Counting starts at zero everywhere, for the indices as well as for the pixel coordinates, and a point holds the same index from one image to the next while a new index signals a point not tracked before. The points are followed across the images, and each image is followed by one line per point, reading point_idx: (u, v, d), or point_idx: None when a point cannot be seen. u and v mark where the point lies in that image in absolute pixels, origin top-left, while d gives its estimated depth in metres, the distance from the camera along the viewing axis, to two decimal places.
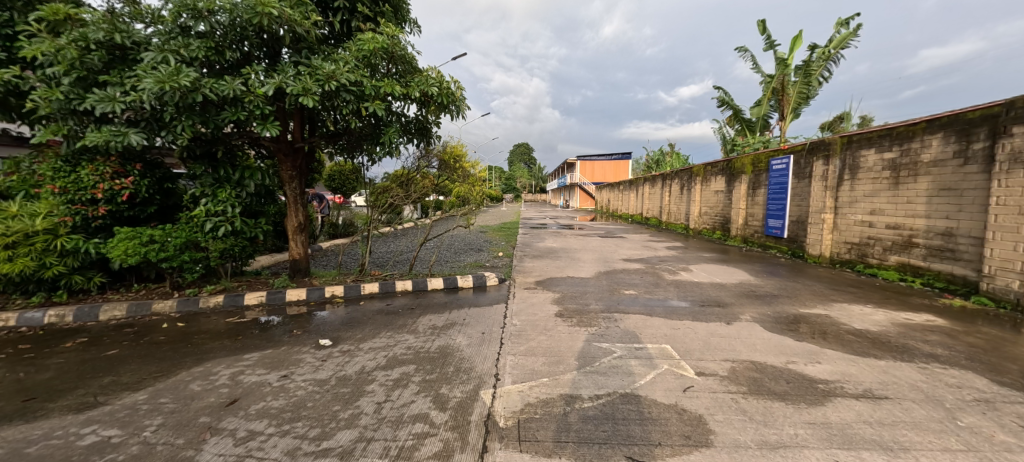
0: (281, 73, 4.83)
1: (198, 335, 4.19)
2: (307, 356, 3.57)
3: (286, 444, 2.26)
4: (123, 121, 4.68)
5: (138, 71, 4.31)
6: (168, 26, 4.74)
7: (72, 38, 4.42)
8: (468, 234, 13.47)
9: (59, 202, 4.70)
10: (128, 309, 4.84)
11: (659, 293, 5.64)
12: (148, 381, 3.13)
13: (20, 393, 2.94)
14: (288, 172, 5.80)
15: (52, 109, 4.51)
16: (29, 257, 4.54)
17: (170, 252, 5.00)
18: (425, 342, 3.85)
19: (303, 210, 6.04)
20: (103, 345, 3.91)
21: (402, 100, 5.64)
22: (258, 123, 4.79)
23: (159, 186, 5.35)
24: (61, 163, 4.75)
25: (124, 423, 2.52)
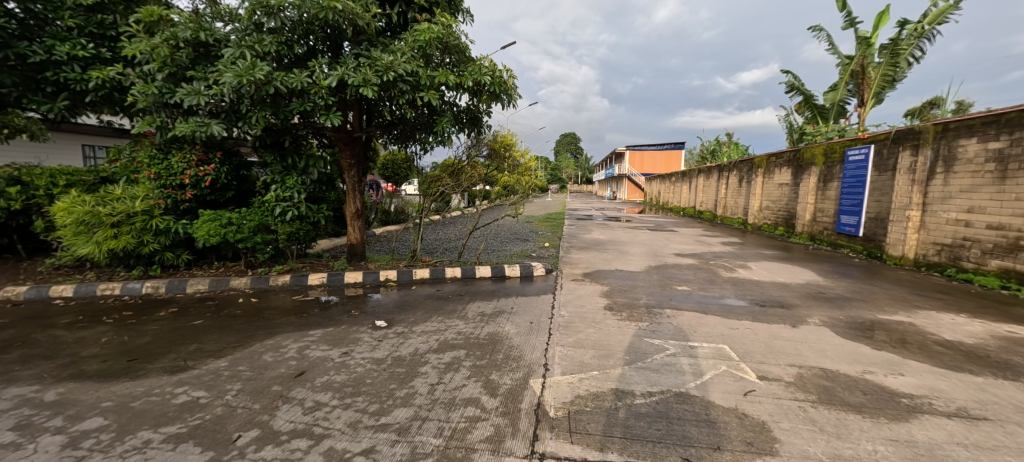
0: (343, 65, 5.05)
1: (268, 311, 4.55)
2: (364, 336, 3.77)
3: (349, 416, 2.41)
4: (206, 113, 5.10)
5: (220, 67, 4.68)
6: (244, 24, 5.09)
7: (164, 38, 4.87)
8: (514, 224, 13.54)
9: (154, 186, 5.25)
10: (210, 284, 5.35)
11: (715, 290, 5.40)
12: (228, 350, 3.44)
13: (125, 354, 3.34)
14: (348, 161, 6.10)
15: (148, 103, 5.00)
16: (130, 235, 5.13)
17: (245, 234, 5.42)
18: (475, 328, 3.94)
19: (360, 198, 6.34)
20: (190, 316, 4.35)
21: (455, 90, 5.74)
22: (322, 114, 5.04)
23: (235, 172, 5.82)
24: (155, 151, 5.28)
25: (209, 386, 2.80)
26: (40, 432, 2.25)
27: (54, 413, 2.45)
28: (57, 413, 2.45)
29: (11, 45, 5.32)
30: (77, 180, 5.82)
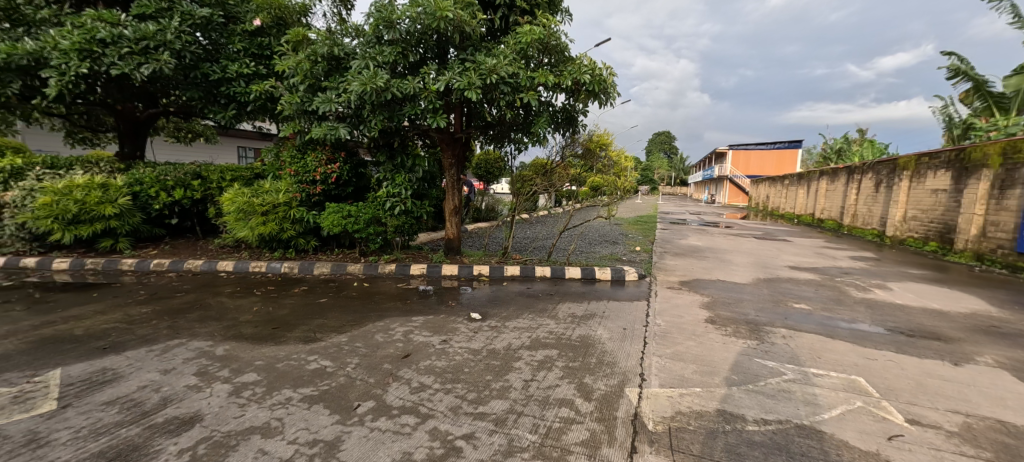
0: (450, 70, 5.34)
1: (378, 295, 5.02)
2: (461, 326, 3.97)
3: (450, 401, 2.56)
4: (335, 118, 5.77)
5: (348, 77, 5.26)
6: (368, 38, 5.67)
7: (306, 54, 5.62)
8: (604, 225, 13.20)
9: (293, 182, 6.10)
10: (331, 269, 6.06)
11: (842, 311, 4.71)
12: (346, 327, 3.88)
13: (269, 322, 3.94)
14: (449, 160, 6.46)
15: (292, 110, 5.81)
16: (274, 222, 6.01)
17: (361, 225, 6.03)
18: (566, 329, 3.93)
19: (458, 195, 6.68)
20: (317, 295, 4.98)
21: (554, 90, 5.76)
22: (430, 116, 5.41)
23: (355, 170, 6.50)
24: (295, 151, 6.13)
25: (334, 358, 3.18)
26: (214, 380, 2.75)
27: (222, 365, 2.98)
28: (224, 365, 2.98)
29: (198, 66, 6.56)
30: (238, 175, 6.98)
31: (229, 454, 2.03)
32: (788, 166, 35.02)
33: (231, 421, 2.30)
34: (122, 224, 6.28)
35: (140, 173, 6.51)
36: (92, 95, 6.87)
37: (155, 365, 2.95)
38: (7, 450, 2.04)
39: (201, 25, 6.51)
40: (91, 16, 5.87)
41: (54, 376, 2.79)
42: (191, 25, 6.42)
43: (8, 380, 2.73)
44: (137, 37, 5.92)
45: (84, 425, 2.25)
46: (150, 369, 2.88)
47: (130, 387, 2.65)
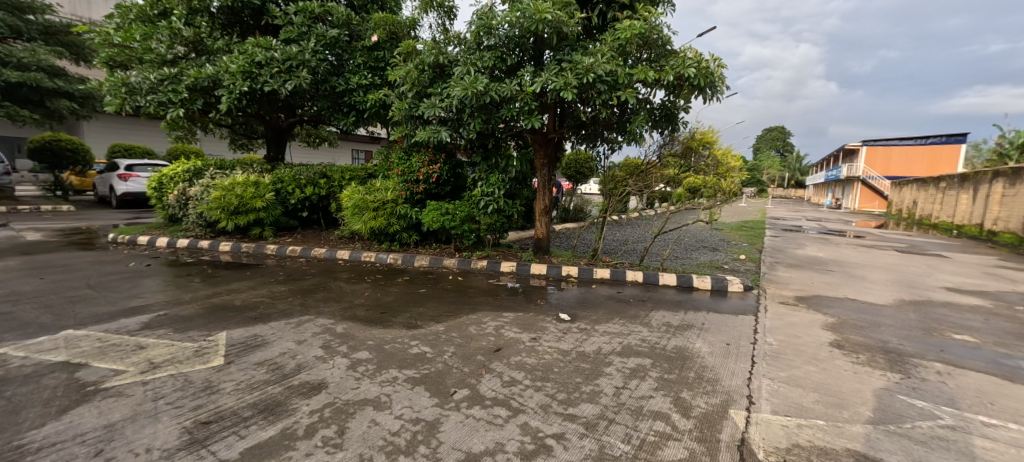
0: (546, 71, 5.36)
1: (471, 290, 5.26)
2: (550, 326, 3.99)
3: (541, 399, 2.60)
4: (438, 122, 6.15)
5: (451, 83, 5.57)
6: (469, 45, 5.94)
7: (415, 63, 6.07)
8: (703, 230, 12.28)
9: (400, 181, 6.63)
10: (429, 262, 6.48)
11: (1021, 348, 3.80)
12: (443, 317, 4.13)
13: (377, 307, 4.35)
14: (541, 160, 6.51)
15: (401, 116, 6.32)
16: (383, 218, 6.59)
17: (457, 222, 6.34)
18: (661, 339, 3.73)
19: (549, 195, 6.71)
20: (417, 285, 5.36)
21: (653, 86, 5.50)
22: (526, 118, 5.51)
23: (453, 171, 6.87)
24: (402, 153, 6.67)
25: (432, 345, 3.41)
26: (335, 354, 3.13)
27: (342, 341, 3.36)
28: (343, 342, 3.36)
29: (327, 80, 7.48)
30: (354, 175, 7.81)
31: (348, 421, 2.29)
32: (948, 167, 29.36)
33: (349, 391, 2.60)
34: (268, 215, 7.38)
35: (281, 173, 7.63)
36: (249, 109, 8.21)
37: (290, 336, 3.43)
38: (189, 393, 2.54)
39: (329, 43, 7.40)
40: (250, 43, 7.02)
41: (220, 337, 3.40)
42: (323, 45, 7.34)
43: (190, 337, 3.39)
44: (283, 58, 6.95)
45: (241, 380, 2.71)
46: (287, 339, 3.37)
47: (273, 352, 3.12)
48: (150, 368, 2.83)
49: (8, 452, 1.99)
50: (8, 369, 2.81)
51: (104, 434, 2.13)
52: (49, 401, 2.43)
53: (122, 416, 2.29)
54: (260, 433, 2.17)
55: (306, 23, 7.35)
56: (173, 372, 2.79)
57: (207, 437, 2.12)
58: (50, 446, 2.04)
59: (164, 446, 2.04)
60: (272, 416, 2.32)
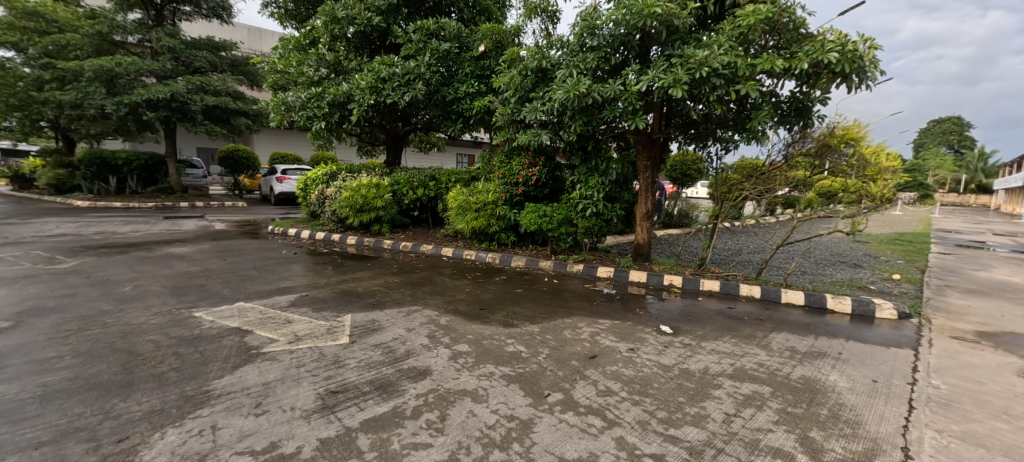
0: (653, 68, 5.06)
1: (566, 293, 5.18)
2: (650, 338, 3.75)
3: (638, 414, 2.44)
4: (539, 125, 6.19)
5: (553, 86, 5.55)
6: (572, 47, 5.87)
7: (518, 69, 6.18)
8: (838, 243, 10.58)
9: (501, 184, 6.81)
10: (526, 263, 6.54)
11: None
12: (538, 318, 4.12)
13: (477, 303, 4.50)
14: (644, 162, 6.17)
15: (504, 121, 6.47)
16: (483, 218, 6.82)
17: (555, 225, 6.29)
18: (783, 365, 3.27)
19: (652, 199, 6.33)
20: (514, 285, 5.44)
21: (780, 77, 4.87)
22: (629, 119, 5.27)
23: (551, 173, 6.87)
24: (504, 157, 6.84)
25: (528, 345, 3.41)
26: (438, 344, 3.31)
27: (445, 333, 3.54)
28: (446, 333, 3.54)
29: (439, 90, 8.01)
30: (459, 178, 8.27)
31: (450, 409, 2.39)
32: None
33: (451, 381, 2.71)
34: (385, 213, 8.12)
35: (398, 176, 8.37)
36: (373, 120, 9.16)
37: (402, 323, 3.72)
38: (321, 364, 2.89)
39: (442, 56, 7.89)
40: (377, 61, 7.81)
41: (346, 319, 3.82)
42: (436, 58, 7.87)
43: (323, 316, 3.86)
44: (403, 73, 7.61)
45: (362, 358, 3.00)
46: (398, 326, 3.66)
47: (387, 337, 3.41)
48: (294, 340, 3.28)
49: (198, 395, 2.47)
50: (201, 329, 3.51)
51: (261, 390, 2.53)
52: (224, 359, 2.96)
53: (274, 377, 2.69)
54: (375, 408, 2.37)
55: (422, 39, 7.94)
56: (310, 345, 3.20)
57: (334, 404, 2.39)
58: (224, 395, 2.48)
59: (302, 408, 2.35)
60: (385, 394, 2.52)
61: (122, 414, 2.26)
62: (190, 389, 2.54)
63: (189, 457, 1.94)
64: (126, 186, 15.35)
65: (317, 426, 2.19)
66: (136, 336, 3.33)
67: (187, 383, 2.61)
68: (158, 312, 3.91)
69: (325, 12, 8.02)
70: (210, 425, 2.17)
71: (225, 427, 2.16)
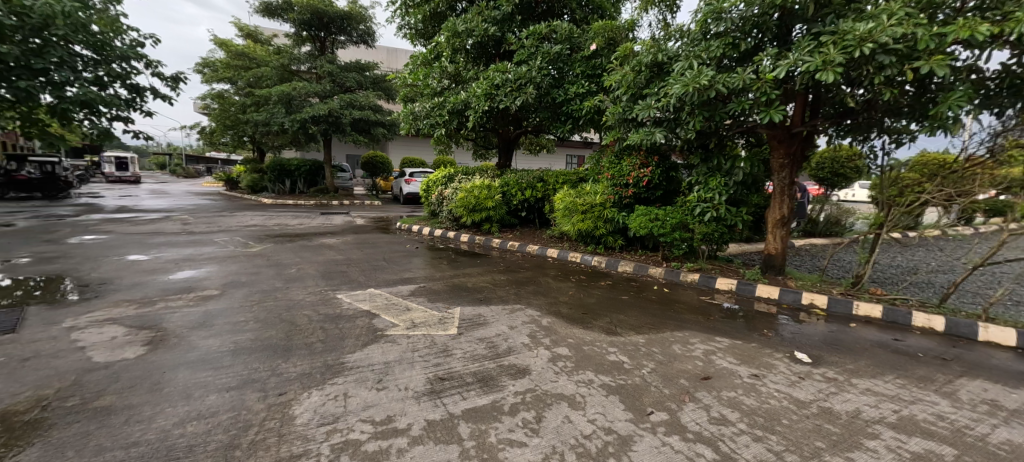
0: (795, 50, 4.32)
1: (677, 304, 4.68)
2: (780, 365, 3.17)
3: (760, 452, 2.05)
4: (653, 123, 5.76)
5: (670, 80, 5.09)
6: (694, 36, 5.34)
7: (632, 65, 5.81)
8: None
9: (609, 185, 6.47)
10: (633, 268, 6.05)
11: None
12: (644, 329, 3.76)
13: (580, 306, 4.28)
14: (779, 161, 5.32)
15: (615, 120, 6.18)
16: (590, 220, 6.53)
17: (667, 229, 5.74)
18: (974, 423, 2.49)
19: (788, 203, 5.42)
20: (621, 290, 5.07)
21: (980, 47, 3.80)
22: (762, 112, 4.60)
23: (665, 174, 6.36)
24: (613, 158, 6.53)
25: (632, 356, 3.12)
26: (540, 344, 3.21)
27: (546, 334, 3.43)
28: (548, 334, 3.43)
29: (549, 93, 7.98)
30: (567, 179, 8.17)
31: (546, 411, 2.27)
32: None
33: (550, 383, 2.59)
34: (496, 213, 8.38)
35: (507, 178, 8.57)
36: (487, 125, 9.54)
37: (506, 321, 3.72)
38: (432, 352, 3.01)
39: (554, 58, 7.83)
40: (492, 69, 8.03)
41: (456, 312, 3.96)
42: (547, 61, 7.81)
43: (436, 307, 4.07)
44: (515, 78, 7.71)
45: (467, 350, 3.06)
46: (502, 322, 3.68)
47: (491, 332, 3.43)
48: (410, 326, 3.50)
49: (336, 365, 2.76)
50: (341, 308, 3.97)
51: (382, 368, 2.72)
52: (354, 336, 3.27)
53: (393, 357, 2.88)
54: (476, 399, 2.37)
55: (534, 44, 7.93)
56: (424, 333, 3.38)
57: (442, 390, 2.46)
58: (355, 367, 2.72)
59: (413, 389, 2.46)
60: (487, 387, 2.51)
61: (286, 372, 2.63)
62: (331, 359, 2.84)
63: (327, 417, 2.16)
64: (295, 187, 18.49)
65: (426, 407, 2.27)
66: (295, 309, 3.88)
67: (329, 354, 2.93)
68: (313, 291, 4.54)
69: (448, 28, 8.45)
70: (344, 391, 2.41)
71: (355, 396, 2.37)
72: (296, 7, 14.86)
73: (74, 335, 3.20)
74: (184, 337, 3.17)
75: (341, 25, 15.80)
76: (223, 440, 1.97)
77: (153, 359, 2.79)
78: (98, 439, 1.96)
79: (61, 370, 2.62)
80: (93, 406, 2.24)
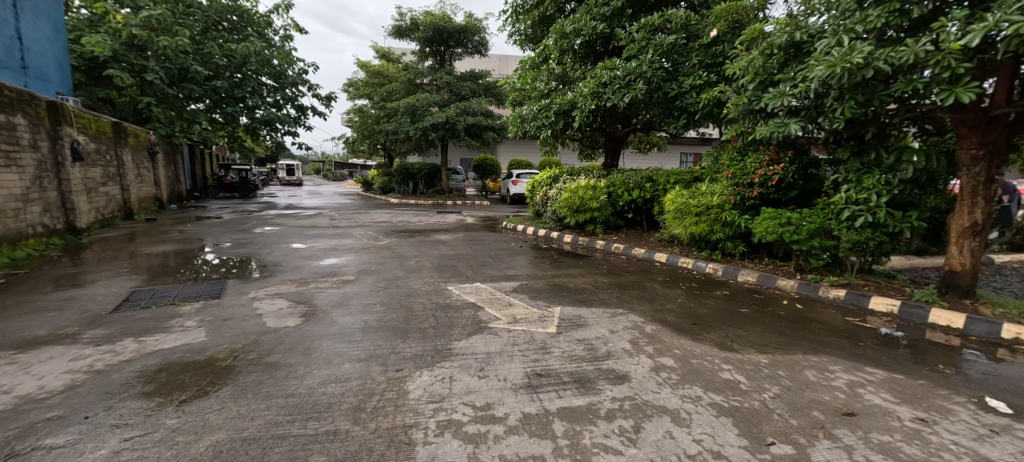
0: (996, 10, 3.41)
1: (812, 323, 3.71)
2: (967, 403, 2.37)
3: None
4: (786, 113, 5.08)
5: (811, 61, 4.41)
6: (845, 8, 4.58)
7: (761, 49, 5.19)
8: None
9: (729, 185, 5.82)
10: (758, 279, 5.10)
11: None
12: (768, 349, 3.10)
13: (691, 317, 3.82)
14: (971, 151, 4.10)
15: (738, 112, 5.57)
16: (705, 223, 5.87)
17: (802, 236, 4.80)
18: None
19: (987, 206, 4.11)
20: (738, 302, 4.35)
21: None
22: (942, 92, 3.73)
23: (803, 171, 5.54)
24: (736, 154, 5.90)
25: (750, 376, 2.64)
26: (642, 351, 3.01)
27: (650, 341, 3.21)
28: (651, 342, 3.20)
29: (661, 87, 7.53)
30: (680, 179, 7.79)
31: (645, 419, 2.12)
32: None
33: (650, 392, 2.41)
34: (600, 214, 8.18)
35: (614, 178, 8.31)
36: (594, 124, 9.35)
37: (606, 324, 3.59)
38: (530, 348, 3.02)
39: (668, 50, 7.35)
40: (600, 67, 7.82)
41: (556, 311, 3.94)
42: (660, 54, 7.36)
43: (537, 305, 4.10)
44: (624, 74, 7.41)
45: (565, 349, 3.02)
46: (604, 325, 3.55)
47: (591, 334, 3.33)
48: (512, 321, 3.58)
49: (444, 350, 2.93)
50: (450, 299, 4.23)
51: (484, 358, 2.81)
52: (461, 325, 3.44)
53: (494, 349, 2.97)
54: (572, 399, 2.31)
55: (646, 37, 7.50)
56: (524, 328, 3.42)
57: (539, 386, 2.45)
58: (460, 354, 2.86)
59: (511, 381, 2.49)
60: (583, 388, 2.44)
61: (403, 351, 2.87)
62: (440, 345, 3.02)
63: (434, 396, 2.30)
64: (417, 188, 20.34)
65: (522, 400, 2.29)
66: (412, 297, 4.24)
67: (439, 339, 3.12)
68: (428, 282, 4.93)
69: (556, 29, 8.43)
70: (450, 375, 2.55)
71: (459, 380, 2.48)
72: (421, 26, 16.31)
73: (254, 303, 3.94)
74: (328, 313, 3.66)
75: (459, 38, 16.90)
76: (352, 402, 2.21)
77: (306, 329, 3.27)
78: (265, 387, 2.35)
79: (246, 330, 3.22)
80: (266, 360, 2.69)
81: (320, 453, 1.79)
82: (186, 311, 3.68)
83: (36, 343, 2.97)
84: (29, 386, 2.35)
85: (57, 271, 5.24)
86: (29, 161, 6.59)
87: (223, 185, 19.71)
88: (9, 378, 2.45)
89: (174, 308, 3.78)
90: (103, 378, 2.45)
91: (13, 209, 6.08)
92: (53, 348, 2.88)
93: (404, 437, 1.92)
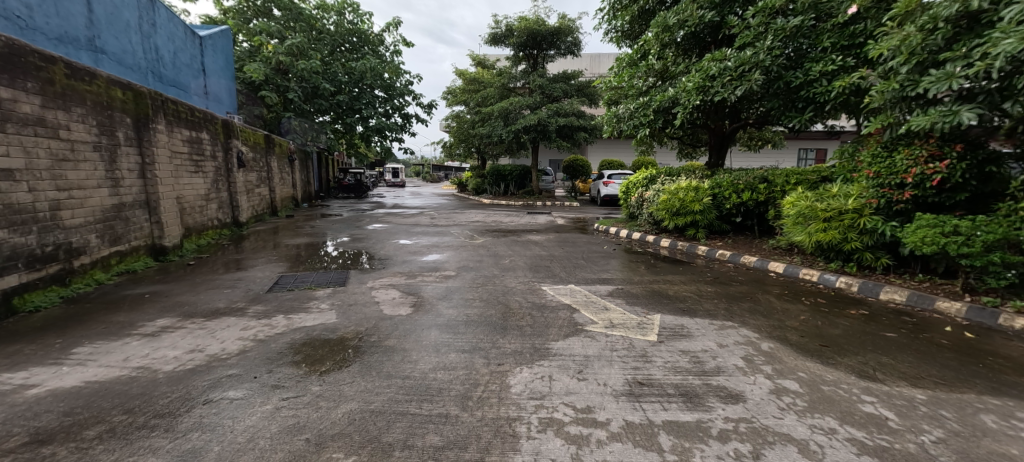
0: None
1: (993, 358, 3.02)
2: None
3: None
4: (956, 98, 4.26)
5: (996, 34, 3.68)
6: None
7: (921, 23, 4.41)
8: None
9: (871, 186, 5.02)
10: (908, 298, 4.31)
11: None
12: (928, 383, 2.62)
13: (819, 338, 3.37)
14: None
15: (884, 100, 4.78)
16: (837, 230, 5.09)
17: (976, 248, 3.92)
18: None
19: None
20: (883, 325, 3.71)
21: None
22: None
23: (978, 169, 4.50)
24: (880, 149, 5.03)
25: (903, 413, 2.25)
26: (758, 371, 2.73)
27: (767, 360, 2.90)
28: (769, 361, 2.89)
29: (781, 76, 6.77)
30: (803, 179, 6.93)
31: (766, 445, 1.94)
32: None
33: (772, 417, 2.18)
34: (704, 218, 7.59)
35: (720, 179, 7.71)
36: (697, 121, 8.74)
37: (714, 337, 3.32)
38: (631, 356, 2.92)
39: (794, 34, 6.55)
40: (706, 58, 7.27)
41: (655, 318, 3.77)
42: (781, 39, 6.56)
43: (634, 311, 3.95)
44: (736, 65, 6.80)
45: (668, 360, 2.87)
46: (711, 339, 3.29)
47: (696, 346, 3.13)
48: (608, 326, 3.51)
49: (543, 349, 2.98)
50: (545, 299, 4.28)
51: (583, 361, 2.79)
52: (557, 326, 3.47)
53: (593, 353, 2.93)
54: (679, 413, 2.19)
55: (764, 22, 6.73)
56: (622, 334, 3.33)
57: (641, 395, 2.37)
58: (559, 355, 2.88)
59: (612, 386, 2.45)
60: (691, 403, 2.30)
61: (503, 347, 2.98)
62: (538, 343, 3.08)
63: (535, 392, 2.36)
64: (508, 189, 20.94)
65: (624, 407, 2.23)
66: (508, 295, 4.38)
67: (537, 338, 3.18)
68: (523, 281, 5.04)
69: (658, 23, 7.95)
70: (549, 374, 2.58)
71: (557, 380, 2.50)
72: (515, 31, 16.67)
73: (372, 292, 4.38)
74: (433, 304, 3.96)
75: (552, 40, 16.97)
76: (459, 390, 2.35)
77: (415, 318, 3.55)
78: (388, 367, 2.62)
79: (368, 315, 3.61)
80: (384, 344, 2.99)
81: (434, 433, 1.95)
82: (321, 295, 4.25)
83: (217, 313, 3.66)
84: (216, 348, 2.91)
85: (227, 257, 6.39)
86: (210, 167, 8.13)
87: (341, 186, 22.30)
88: (201, 340, 3.06)
89: (312, 291, 4.39)
90: (264, 346, 2.93)
91: (199, 205, 7.54)
92: (229, 318, 3.53)
93: (509, 429, 2.00)
